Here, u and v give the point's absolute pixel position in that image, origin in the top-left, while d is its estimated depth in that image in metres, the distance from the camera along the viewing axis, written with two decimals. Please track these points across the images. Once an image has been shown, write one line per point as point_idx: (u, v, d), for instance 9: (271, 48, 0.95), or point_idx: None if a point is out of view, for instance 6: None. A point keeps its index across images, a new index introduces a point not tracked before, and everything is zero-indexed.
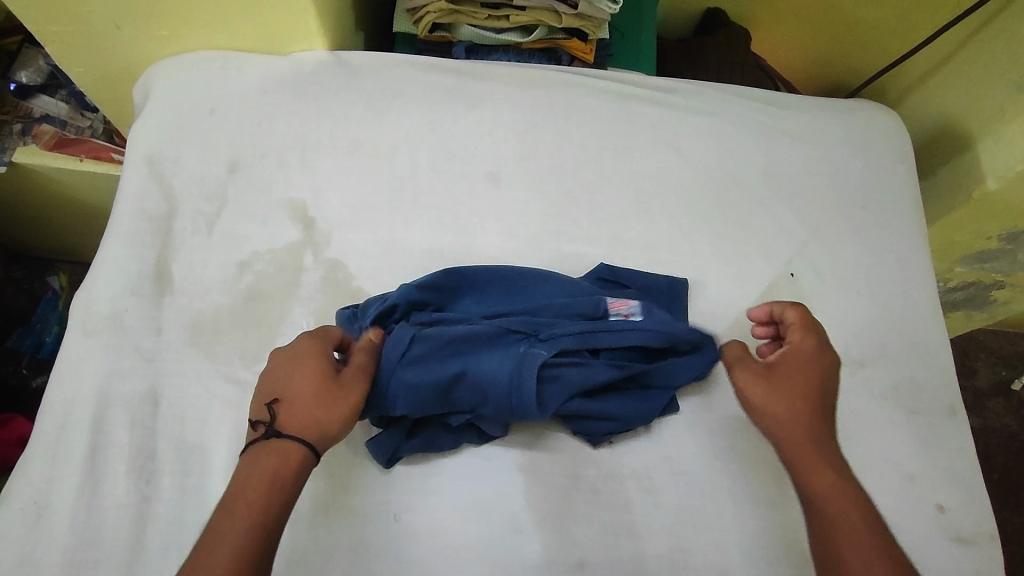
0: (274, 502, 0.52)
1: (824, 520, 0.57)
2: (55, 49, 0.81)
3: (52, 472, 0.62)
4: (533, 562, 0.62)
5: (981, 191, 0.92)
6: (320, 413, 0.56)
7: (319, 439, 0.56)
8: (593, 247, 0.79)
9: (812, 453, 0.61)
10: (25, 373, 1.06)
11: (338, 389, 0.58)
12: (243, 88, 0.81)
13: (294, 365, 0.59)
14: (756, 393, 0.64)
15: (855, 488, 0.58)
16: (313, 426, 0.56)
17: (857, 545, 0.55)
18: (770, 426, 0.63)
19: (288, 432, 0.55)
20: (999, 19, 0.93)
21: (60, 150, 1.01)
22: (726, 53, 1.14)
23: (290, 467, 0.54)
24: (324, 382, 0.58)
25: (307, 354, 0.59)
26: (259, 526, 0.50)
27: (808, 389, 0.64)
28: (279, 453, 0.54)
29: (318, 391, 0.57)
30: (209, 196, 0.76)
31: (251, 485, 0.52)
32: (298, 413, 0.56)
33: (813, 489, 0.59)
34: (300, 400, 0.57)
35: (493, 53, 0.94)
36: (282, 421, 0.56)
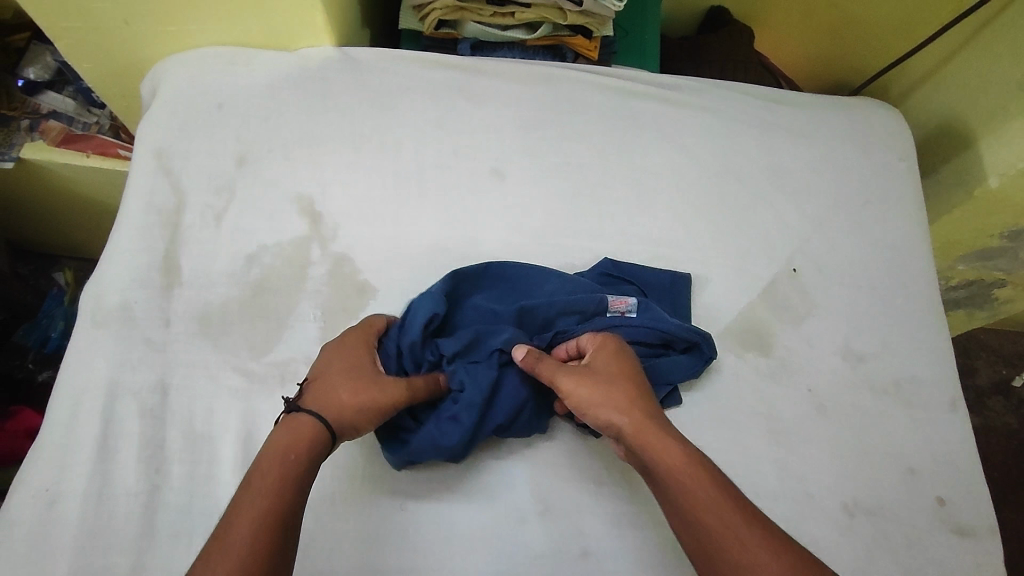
0: (286, 474, 0.52)
1: (679, 496, 0.54)
2: (64, 44, 0.82)
3: (63, 460, 0.62)
4: (538, 552, 0.63)
5: (983, 189, 0.93)
6: (345, 396, 0.59)
7: (337, 418, 0.58)
8: (597, 242, 0.79)
9: (649, 428, 0.58)
10: (31, 368, 1.07)
11: (372, 378, 0.61)
12: (251, 84, 0.82)
13: (337, 354, 0.63)
14: (578, 389, 0.61)
15: (691, 452, 0.56)
16: (334, 406, 0.58)
17: (724, 517, 0.52)
18: (601, 418, 0.60)
19: (310, 408, 0.58)
20: (1001, 17, 0.93)
21: (68, 146, 1.01)
22: (729, 51, 1.14)
23: (303, 442, 0.55)
24: (359, 371, 0.61)
25: (351, 346, 0.63)
26: (277, 494, 0.51)
27: (626, 379, 0.62)
28: (300, 428, 0.56)
29: (350, 377, 0.60)
30: (218, 190, 0.77)
31: (267, 460, 0.53)
32: (325, 392, 0.59)
33: (661, 466, 0.56)
34: (327, 384, 0.60)
35: (498, 50, 0.95)
36: (309, 398, 0.59)
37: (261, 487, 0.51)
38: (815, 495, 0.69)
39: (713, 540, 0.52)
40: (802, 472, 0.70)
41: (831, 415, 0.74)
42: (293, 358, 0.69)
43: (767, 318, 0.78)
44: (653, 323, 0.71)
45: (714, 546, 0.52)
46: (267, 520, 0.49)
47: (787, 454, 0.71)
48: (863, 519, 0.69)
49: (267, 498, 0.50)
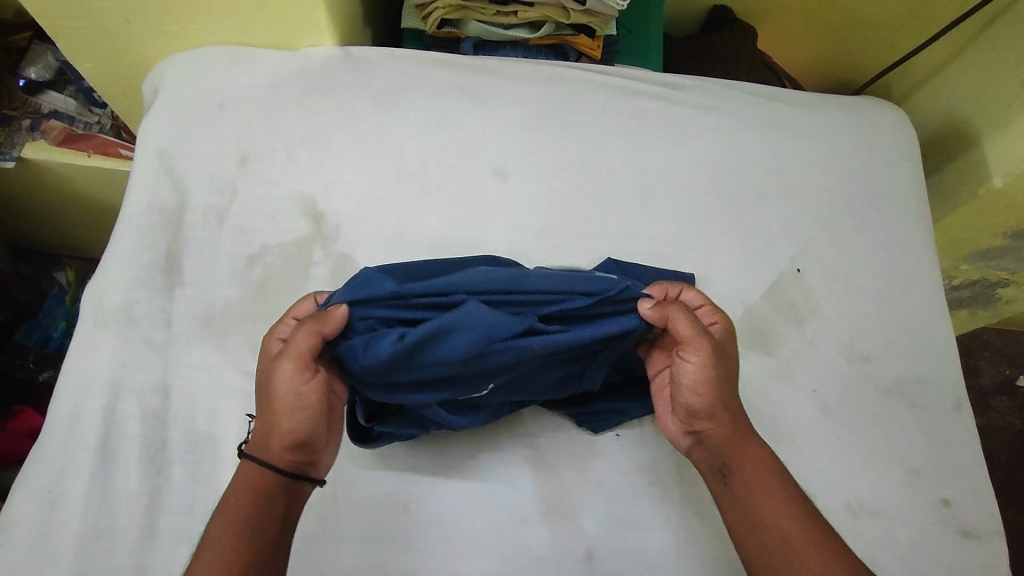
0: (238, 520, 0.51)
1: (757, 494, 0.56)
2: (66, 43, 0.81)
3: (64, 462, 0.62)
4: (541, 553, 0.63)
5: (988, 188, 0.92)
6: (263, 424, 0.55)
7: (266, 449, 0.54)
8: (600, 242, 0.79)
9: (745, 431, 0.59)
10: (32, 368, 1.07)
11: (266, 389, 0.55)
12: (252, 83, 0.82)
13: (253, 377, 0.58)
14: (705, 369, 0.58)
15: (774, 459, 0.58)
16: (260, 439, 0.54)
17: (800, 530, 0.53)
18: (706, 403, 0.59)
19: (245, 450, 0.55)
20: (1006, 16, 0.93)
21: (69, 146, 1.01)
22: (732, 49, 1.14)
23: (248, 486, 0.53)
24: (260, 388, 0.56)
25: (259, 358, 0.58)
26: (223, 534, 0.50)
27: (734, 374, 0.60)
28: (240, 471, 0.54)
29: (260, 399, 0.56)
30: (220, 190, 0.77)
31: (218, 514, 0.52)
32: (253, 428, 0.55)
33: (745, 466, 0.57)
34: (257, 413, 0.56)
35: (500, 49, 0.95)
36: (248, 439, 0.56)
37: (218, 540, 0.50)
38: (819, 496, 0.69)
39: (780, 546, 0.53)
40: (806, 473, 0.70)
41: (835, 416, 0.73)
42: None
43: (772, 318, 0.77)
44: None
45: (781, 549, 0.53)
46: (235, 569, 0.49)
47: (791, 455, 0.71)
48: (868, 521, 0.69)
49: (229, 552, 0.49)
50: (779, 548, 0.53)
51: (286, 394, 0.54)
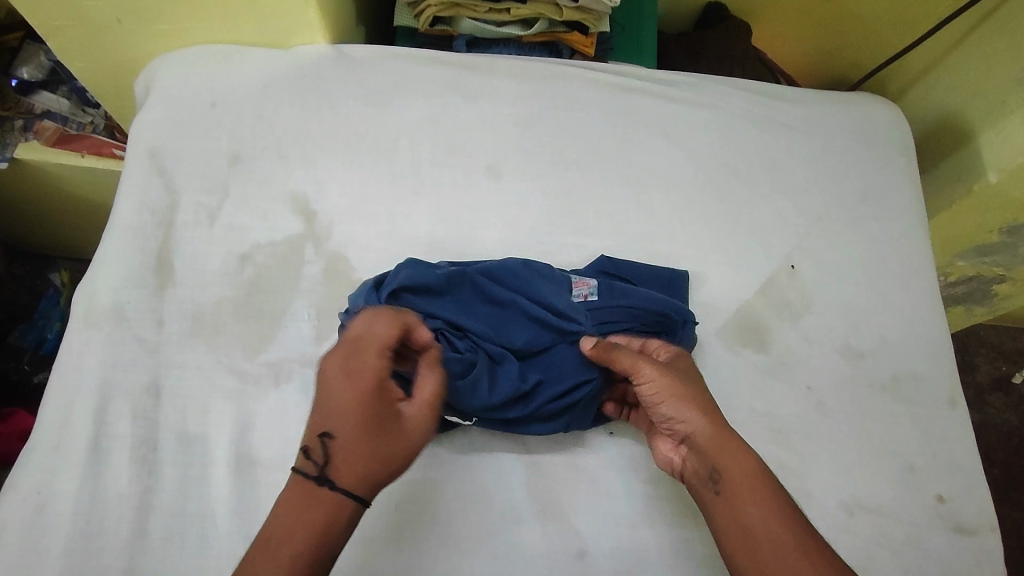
0: (314, 558, 0.49)
1: (742, 496, 0.56)
2: (56, 42, 0.81)
3: (55, 463, 0.62)
4: (535, 552, 0.63)
5: (982, 184, 0.92)
6: (381, 467, 0.52)
7: (371, 490, 0.52)
8: (593, 240, 0.79)
9: (728, 438, 0.59)
10: (27, 370, 1.07)
11: (404, 434, 0.54)
12: (244, 82, 0.82)
13: (353, 400, 0.52)
14: (660, 382, 0.61)
15: (760, 462, 0.58)
16: (371, 481, 0.52)
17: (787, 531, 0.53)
18: (677, 414, 0.60)
19: (340, 485, 0.51)
20: (999, 12, 0.93)
21: (62, 146, 1.01)
22: (727, 46, 1.14)
23: (333, 523, 0.51)
24: (384, 426, 0.53)
25: (367, 383, 0.53)
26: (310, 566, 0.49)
27: (701, 387, 0.63)
28: (330, 502, 0.51)
29: (379, 438, 0.52)
30: (212, 189, 0.76)
31: (283, 540, 0.49)
32: (355, 463, 0.51)
33: (732, 473, 0.57)
34: (355, 448, 0.51)
35: (494, 47, 0.94)
36: (334, 468, 0.51)
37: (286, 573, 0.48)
38: (813, 493, 0.69)
39: (775, 553, 0.52)
40: (800, 470, 0.70)
41: (829, 412, 0.73)
42: (286, 358, 0.69)
43: (765, 315, 0.77)
44: (618, 305, 0.71)
45: (776, 557, 0.52)
46: None
47: (785, 452, 0.70)
48: (863, 518, 0.69)
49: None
50: (772, 556, 0.52)
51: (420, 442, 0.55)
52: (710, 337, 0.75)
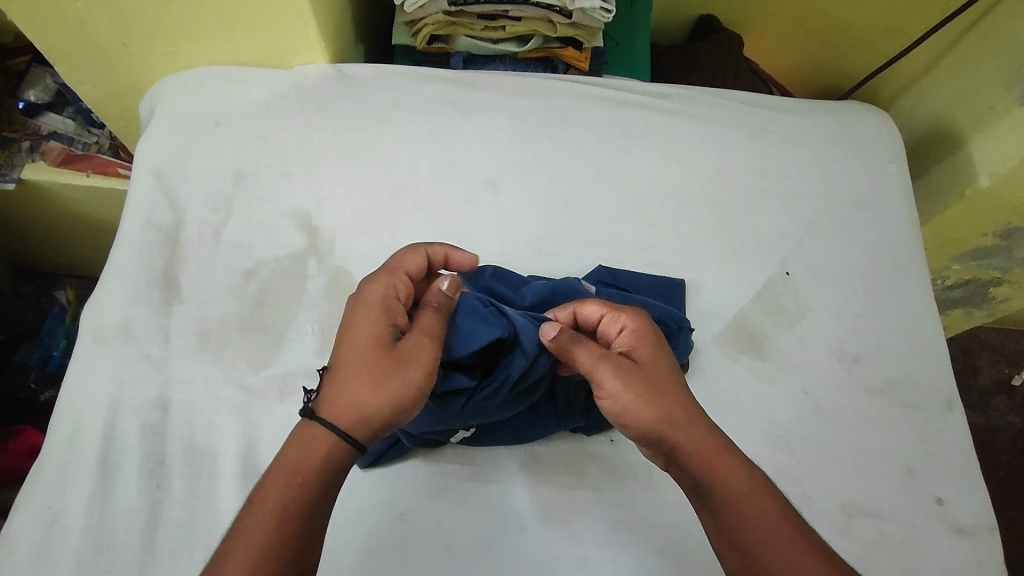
0: (289, 494, 0.51)
1: (729, 511, 0.54)
2: (64, 66, 0.83)
3: (65, 478, 0.63)
4: (538, 559, 0.64)
5: (974, 189, 0.94)
6: (360, 387, 0.54)
7: (353, 422, 0.54)
8: (591, 251, 0.80)
9: (708, 446, 0.57)
10: (34, 388, 1.09)
11: (390, 361, 0.55)
12: (247, 101, 0.83)
13: (350, 328, 0.58)
14: (621, 395, 0.58)
15: (755, 470, 0.57)
16: (352, 407, 0.54)
17: (782, 538, 0.53)
18: (651, 429, 0.58)
19: (323, 413, 0.54)
20: (986, 21, 0.95)
21: (69, 166, 1.03)
22: (720, 58, 1.16)
23: (310, 463, 0.52)
24: (379, 350, 0.56)
25: (364, 310, 0.58)
26: (289, 496, 0.51)
27: (669, 390, 0.59)
28: (310, 436, 0.53)
29: (366, 362, 0.55)
30: (216, 206, 0.78)
31: (267, 478, 0.52)
32: (337, 389, 0.55)
33: (718, 487, 0.55)
34: (343, 373, 0.55)
35: (491, 63, 0.96)
36: (323, 394, 0.56)
37: (262, 512, 0.50)
38: (813, 497, 0.70)
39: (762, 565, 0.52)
40: (799, 473, 0.71)
41: (826, 416, 0.74)
42: (291, 371, 0.70)
43: (762, 321, 0.78)
44: None
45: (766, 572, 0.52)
46: (280, 529, 0.49)
47: (784, 457, 0.71)
48: (862, 521, 0.70)
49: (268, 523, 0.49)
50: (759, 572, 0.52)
51: (414, 371, 0.55)
52: (708, 344, 0.76)
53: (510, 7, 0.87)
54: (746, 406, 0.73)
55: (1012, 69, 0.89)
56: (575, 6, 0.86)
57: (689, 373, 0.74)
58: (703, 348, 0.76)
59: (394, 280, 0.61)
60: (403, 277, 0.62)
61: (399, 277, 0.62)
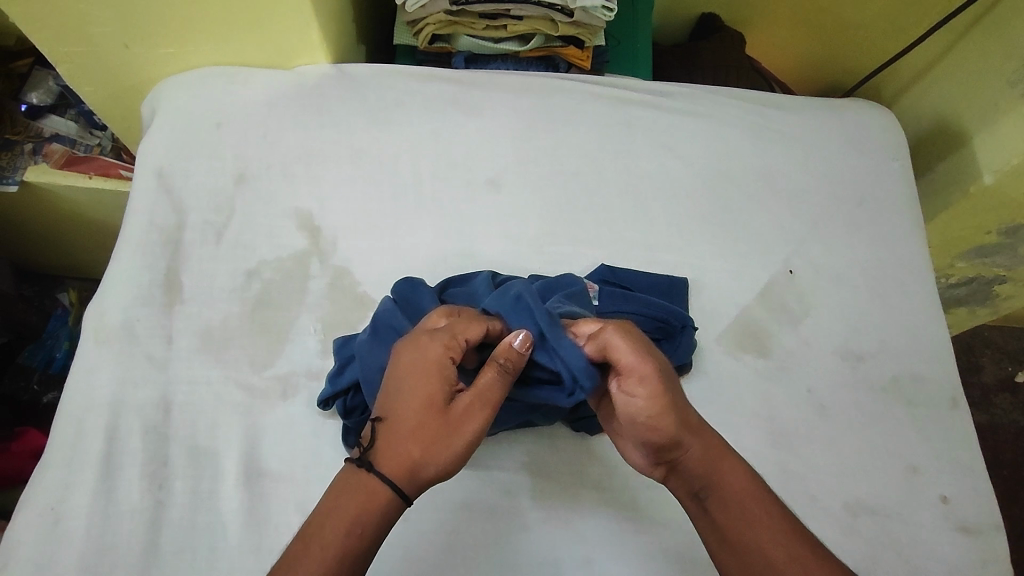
0: (349, 547, 0.49)
1: (736, 514, 0.54)
2: (66, 68, 0.83)
3: (68, 479, 0.63)
4: (542, 560, 0.63)
5: (978, 186, 0.93)
6: (418, 449, 0.52)
7: (408, 485, 0.51)
8: (593, 249, 0.80)
9: (719, 450, 0.56)
10: (36, 390, 1.08)
11: (452, 424, 0.53)
12: (247, 102, 0.83)
13: (409, 385, 0.54)
14: (654, 398, 0.55)
15: (752, 471, 0.57)
16: (408, 468, 0.51)
17: (785, 538, 0.53)
18: (675, 435, 0.55)
19: (380, 469, 0.51)
20: (988, 18, 0.94)
21: (71, 168, 1.02)
22: (721, 56, 1.16)
23: (365, 520, 0.50)
24: (440, 412, 0.53)
25: (426, 370, 0.54)
26: (350, 546, 0.49)
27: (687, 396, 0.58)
28: (367, 490, 0.51)
29: (427, 423, 0.52)
30: (218, 207, 0.78)
31: (318, 534, 0.49)
32: (395, 447, 0.52)
33: (725, 488, 0.55)
34: (402, 432, 0.52)
35: (492, 62, 0.96)
36: (374, 451, 0.52)
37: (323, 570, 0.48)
38: (816, 496, 0.70)
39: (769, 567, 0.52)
40: (803, 472, 0.70)
41: (830, 415, 0.74)
42: (294, 371, 0.70)
43: (765, 319, 0.78)
44: (615, 310, 0.72)
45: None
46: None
47: (787, 456, 0.71)
48: (867, 520, 0.69)
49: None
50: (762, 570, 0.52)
51: (469, 438, 0.53)
52: (710, 342, 0.76)
53: (511, 6, 0.86)
54: (749, 404, 0.73)
55: (1015, 66, 0.89)
56: (576, 6, 0.86)
57: (692, 371, 0.74)
58: (707, 347, 0.76)
59: (456, 338, 0.57)
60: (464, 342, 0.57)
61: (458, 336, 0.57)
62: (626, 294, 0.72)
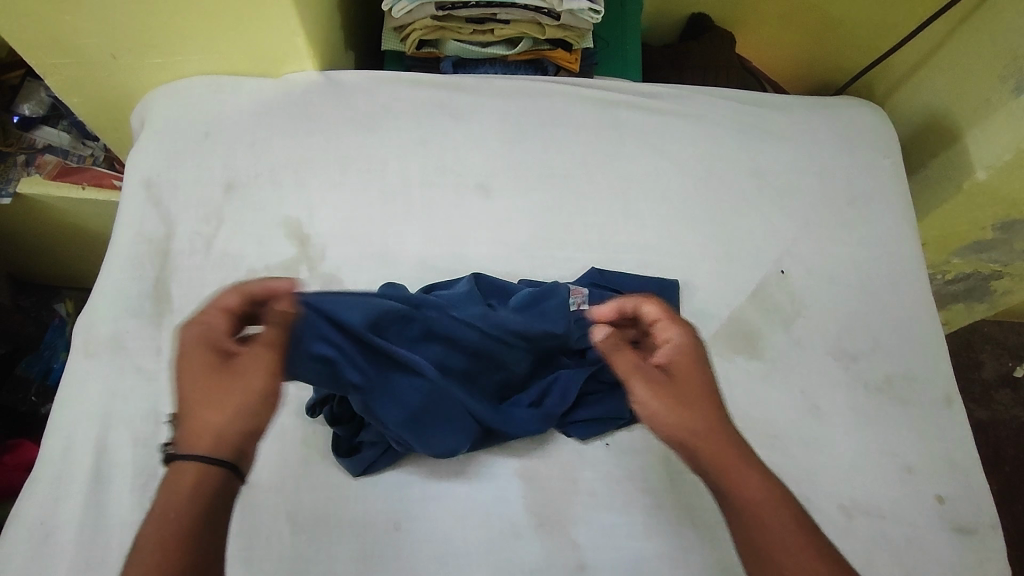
0: (173, 530, 0.43)
1: (752, 516, 0.51)
2: (55, 80, 0.83)
3: (59, 493, 0.63)
4: (535, 565, 0.63)
5: (971, 182, 0.93)
6: (213, 422, 0.47)
7: (217, 449, 0.46)
8: (583, 252, 0.80)
9: (733, 455, 0.53)
10: (35, 401, 1.08)
11: (230, 380, 0.48)
12: (235, 110, 0.83)
13: (183, 370, 0.49)
14: (646, 407, 0.56)
15: (772, 477, 0.53)
16: (209, 440, 0.47)
17: (796, 545, 0.49)
18: (674, 439, 0.55)
19: (181, 456, 0.46)
20: (980, 12, 0.94)
21: (63, 179, 1.03)
22: (711, 56, 1.15)
23: (189, 503, 0.45)
24: (225, 376, 0.49)
25: (186, 353, 0.49)
26: (170, 530, 0.43)
27: (702, 401, 0.56)
28: (175, 479, 0.45)
29: (210, 395, 0.48)
30: (206, 216, 0.78)
31: (147, 540, 0.43)
32: (193, 430, 0.47)
33: (736, 491, 0.52)
34: (191, 412, 0.47)
35: (480, 67, 0.96)
36: (174, 445, 0.47)
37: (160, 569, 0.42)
38: (811, 498, 0.69)
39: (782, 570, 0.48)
40: (797, 474, 0.70)
41: (824, 415, 0.73)
42: None
43: (757, 321, 0.78)
44: None
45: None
46: (169, 567, 0.42)
47: (782, 457, 0.71)
48: (862, 521, 0.69)
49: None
50: None
51: (263, 385, 0.49)
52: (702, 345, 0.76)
53: (498, 10, 0.87)
54: (742, 406, 0.73)
55: (1007, 60, 0.89)
56: (563, 8, 0.86)
57: None
58: None
59: (207, 321, 0.51)
60: (218, 312, 0.52)
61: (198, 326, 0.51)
62: (613, 298, 0.73)
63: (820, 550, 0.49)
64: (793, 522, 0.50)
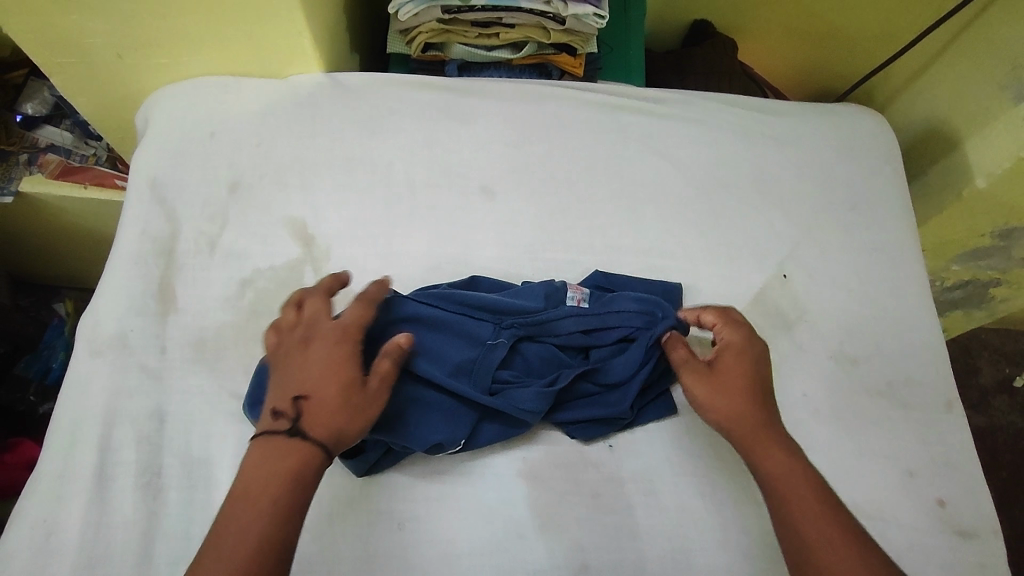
0: (286, 501, 0.53)
1: (777, 488, 0.59)
2: (60, 79, 0.83)
3: (61, 490, 0.63)
4: (538, 565, 0.63)
5: (971, 190, 0.93)
6: (339, 418, 0.57)
7: (335, 445, 0.57)
8: (587, 255, 0.80)
9: (762, 435, 0.62)
10: (33, 400, 1.07)
11: (359, 394, 0.59)
12: (241, 110, 0.84)
13: (325, 366, 0.59)
14: (692, 390, 0.65)
15: (800, 457, 0.61)
16: (333, 432, 0.57)
17: (814, 515, 0.57)
18: (715, 420, 0.64)
19: (312, 435, 0.56)
20: (980, 20, 0.95)
21: (66, 178, 1.03)
22: (713, 61, 1.16)
23: (300, 482, 0.55)
24: (355, 386, 0.59)
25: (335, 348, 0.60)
26: (284, 499, 0.53)
27: (744, 389, 0.64)
28: (298, 454, 0.55)
29: (340, 396, 0.58)
30: (211, 216, 0.78)
31: (254, 498, 0.53)
32: (326, 417, 0.57)
33: (763, 465, 0.61)
34: (326, 402, 0.57)
35: (484, 71, 0.97)
36: (299, 420, 0.57)
37: (265, 530, 0.51)
38: None
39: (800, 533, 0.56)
40: None
41: (825, 419, 0.74)
42: None
43: (759, 324, 0.78)
44: (604, 312, 0.73)
45: (806, 554, 0.55)
46: (274, 531, 0.52)
47: None
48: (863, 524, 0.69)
49: (260, 539, 0.51)
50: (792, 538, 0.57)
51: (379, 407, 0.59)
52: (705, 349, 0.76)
53: (503, 14, 0.87)
54: None
55: (1006, 69, 0.89)
56: (568, 13, 0.86)
57: None
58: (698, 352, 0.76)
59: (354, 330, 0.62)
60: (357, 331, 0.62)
61: (306, 318, 0.63)
62: (609, 298, 0.74)
63: (838, 521, 0.56)
64: (813, 496, 0.58)
